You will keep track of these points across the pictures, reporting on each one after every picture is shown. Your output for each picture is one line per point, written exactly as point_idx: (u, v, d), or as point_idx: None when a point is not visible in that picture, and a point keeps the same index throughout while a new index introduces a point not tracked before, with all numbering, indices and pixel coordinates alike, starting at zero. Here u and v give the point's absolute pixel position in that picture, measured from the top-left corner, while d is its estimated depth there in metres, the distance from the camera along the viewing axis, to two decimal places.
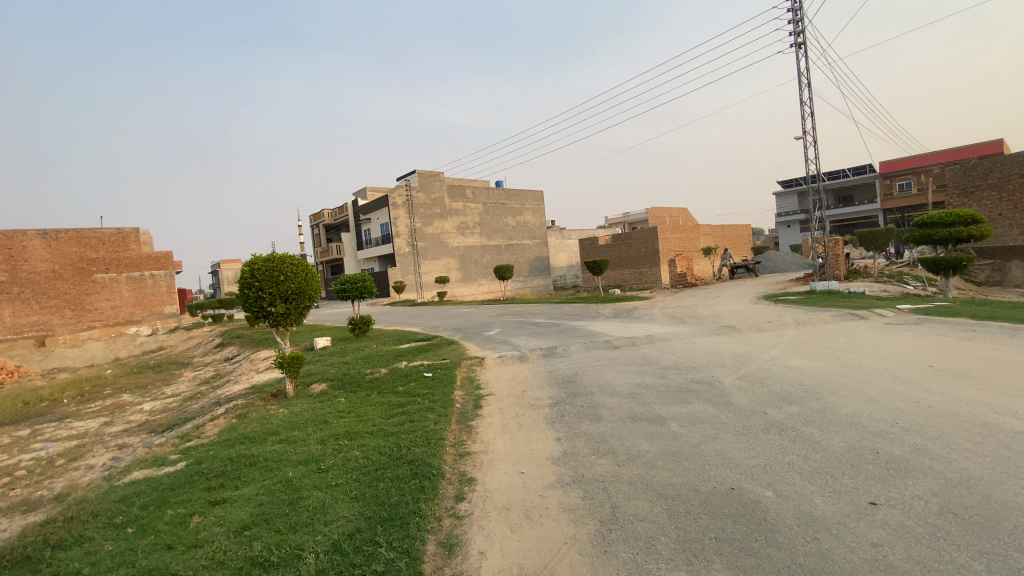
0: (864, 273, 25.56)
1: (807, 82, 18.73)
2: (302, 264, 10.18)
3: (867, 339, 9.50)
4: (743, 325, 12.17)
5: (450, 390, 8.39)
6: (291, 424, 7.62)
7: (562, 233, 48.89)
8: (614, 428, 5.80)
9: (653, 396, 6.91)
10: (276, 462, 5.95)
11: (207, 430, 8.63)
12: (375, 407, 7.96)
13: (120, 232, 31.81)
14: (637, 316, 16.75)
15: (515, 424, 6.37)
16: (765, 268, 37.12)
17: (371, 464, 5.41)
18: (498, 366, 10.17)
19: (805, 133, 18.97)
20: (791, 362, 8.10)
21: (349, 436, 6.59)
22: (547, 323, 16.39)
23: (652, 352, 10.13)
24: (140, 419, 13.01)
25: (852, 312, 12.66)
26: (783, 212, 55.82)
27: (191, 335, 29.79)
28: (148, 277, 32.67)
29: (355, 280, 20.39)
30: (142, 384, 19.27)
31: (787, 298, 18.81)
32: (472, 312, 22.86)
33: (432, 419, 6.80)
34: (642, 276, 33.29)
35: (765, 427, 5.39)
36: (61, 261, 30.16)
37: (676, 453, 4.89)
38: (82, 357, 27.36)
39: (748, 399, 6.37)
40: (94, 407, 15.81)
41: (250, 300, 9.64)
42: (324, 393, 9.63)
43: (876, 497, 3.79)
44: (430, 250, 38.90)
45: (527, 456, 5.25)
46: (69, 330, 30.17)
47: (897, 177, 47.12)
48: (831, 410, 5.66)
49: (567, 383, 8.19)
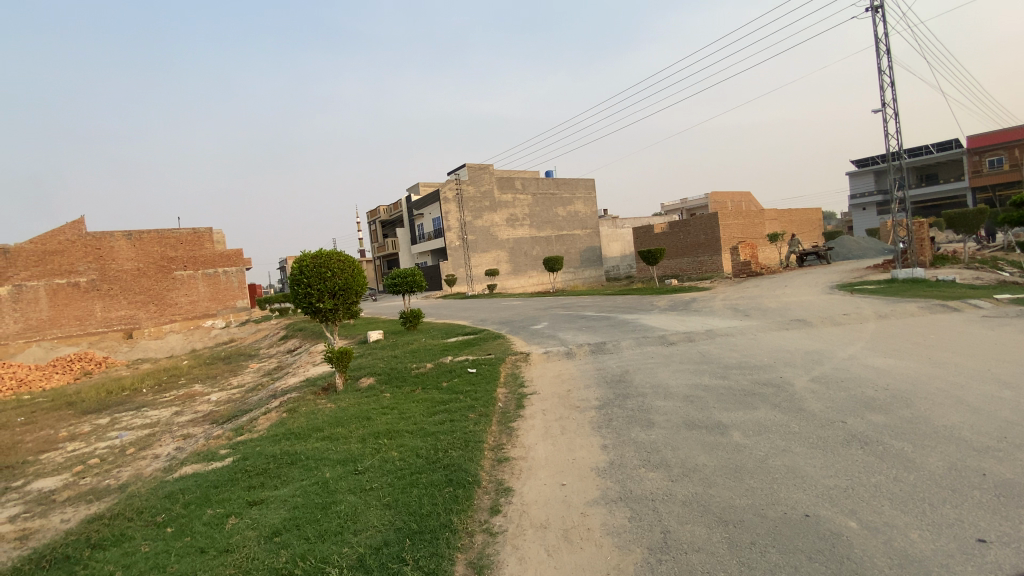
0: (954, 258, 23.04)
1: (887, 48, 16.92)
2: (349, 260, 10.16)
3: (965, 335, 8.30)
4: (813, 319, 11.11)
5: (494, 388, 8.08)
6: (336, 419, 7.61)
7: (615, 222, 47.58)
8: (668, 436, 5.28)
9: (711, 400, 6.30)
10: (316, 461, 5.86)
11: (260, 423, 8.82)
12: (418, 404, 7.79)
13: (195, 231, 33.89)
14: (694, 308, 15.83)
15: (558, 427, 5.98)
16: (837, 255, 34.42)
17: (406, 467, 5.18)
18: (544, 363, 9.77)
19: (883, 107, 17.21)
20: (873, 362, 7.17)
21: (389, 435, 6.42)
22: (598, 316, 15.79)
23: (711, 349, 9.37)
24: (206, 409, 13.71)
25: (943, 303, 11.25)
26: (857, 194, 51.70)
27: (259, 328, 31.43)
28: (220, 274, 34.71)
29: (405, 274, 20.58)
30: (212, 374, 20.46)
31: (863, 287, 17.18)
32: (522, 305, 22.53)
33: (473, 419, 6.51)
34: (700, 265, 31.78)
35: (846, 440, 4.68)
36: (145, 259, 32.58)
37: (738, 469, 4.33)
38: (163, 349, 29.51)
39: (825, 405, 5.63)
40: (169, 396, 16.90)
41: (300, 296, 9.75)
42: (371, 388, 9.62)
43: (987, 531, 3.05)
44: (480, 243, 39.00)
45: (569, 465, 4.85)
46: (153, 323, 32.63)
47: (988, 152, 42.34)
48: (926, 420, 4.85)
49: (617, 383, 7.69)
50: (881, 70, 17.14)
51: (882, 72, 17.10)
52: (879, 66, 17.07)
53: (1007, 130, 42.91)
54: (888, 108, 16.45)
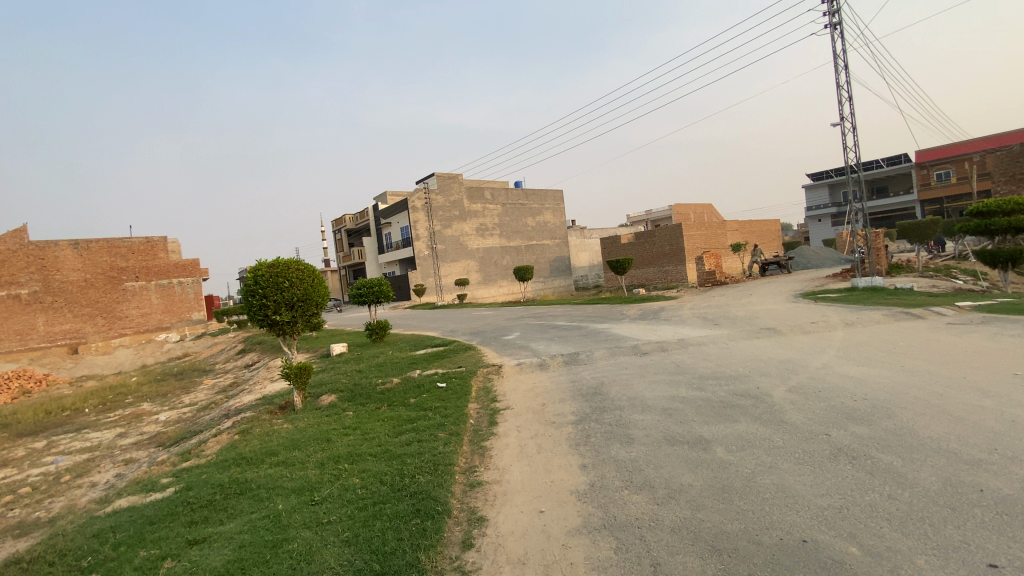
0: (908, 267, 23.99)
1: (844, 64, 17.57)
2: (309, 269, 9.62)
3: (932, 342, 8.43)
4: (783, 327, 11.17)
5: (465, 403, 7.67)
6: (293, 442, 7.03)
7: (583, 233, 47.90)
8: (649, 453, 5.01)
9: (690, 413, 6.08)
10: (269, 491, 5.31)
11: (209, 447, 8.12)
12: (383, 423, 7.30)
13: (148, 241, 32.17)
14: (665, 318, 15.84)
15: (534, 446, 5.63)
16: (797, 264, 35.51)
17: (369, 496, 4.72)
18: (517, 375, 9.41)
19: (841, 121, 17.89)
20: (848, 371, 7.12)
21: (351, 459, 5.92)
22: (569, 325, 15.57)
23: (686, 359, 9.22)
24: (154, 430, 12.70)
25: (905, 311, 11.51)
26: (813, 206, 53.78)
27: (215, 342, 29.94)
28: (175, 285, 32.97)
29: (371, 284, 19.91)
30: (162, 392, 19.19)
31: (826, 296, 17.57)
32: (493, 315, 22.15)
33: (443, 438, 6.11)
34: (666, 275, 32.21)
35: (833, 454, 4.51)
36: (92, 270, 30.67)
37: (726, 488, 4.09)
38: (111, 365, 27.68)
39: (806, 417, 5.48)
40: (113, 416, 15.67)
41: (254, 308, 9.12)
42: (333, 406, 9.05)
43: (996, 556, 2.86)
44: (449, 252, 38.52)
45: (547, 489, 4.50)
46: (100, 337, 30.66)
47: (934, 167, 44.76)
48: (910, 432, 4.75)
49: (592, 396, 7.41)
50: (839, 86, 17.83)
51: (840, 88, 17.78)
52: (837, 82, 17.75)
53: (952, 145, 45.56)
54: (847, 121, 17.02)
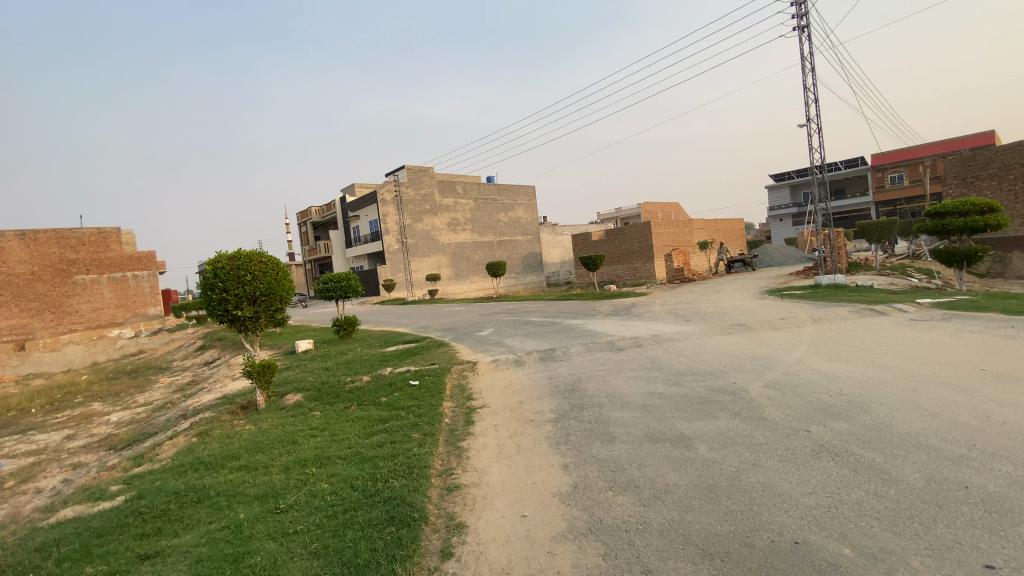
0: (867, 266, 24.92)
1: (811, 67, 18.00)
2: (272, 261, 9.15)
3: (898, 337, 8.65)
4: (754, 323, 11.31)
5: (439, 402, 7.42)
6: (255, 445, 6.63)
7: (555, 229, 47.94)
8: (632, 452, 4.89)
9: (669, 409, 6.01)
10: (229, 499, 4.95)
11: (164, 450, 7.61)
12: (353, 424, 6.97)
13: (100, 231, 30.44)
14: (637, 313, 15.92)
15: (513, 446, 5.43)
16: (762, 262, 36.49)
17: (340, 503, 4.44)
18: (493, 372, 9.21)
19: (807, 123, 18.37)
20: (821, 366, 7.22)
21: (319, 462, 5.60)
22: (543, 321, 15.46)
23: (662, 355, 9.21)
24: (105, 431, 11.92)
25: (870, 307, 11.88)
26: (776, 205, 55.39)
27: (174, 338, 28.61)
28: (130, 278, 31.32)
29: (339, 278, 19.30)
30: (115, 391, 18.13)
31: (792, 293, 18.02)
32: (465, 311, 21.87)
33: (417, 439, 5.85)
34: (635, 271, 32.56)
35: (815, 451, 4.49)
36: (39, 262, 28.79)
37: (713, 487, 4.00)
38: (59, 362, 26.09)
39: (785, 413, 5.48)
40: (60, 417, 14.69)
41: (213, 302, 8.60)
42: (299, 406, 8.65)
43: (991, 557, 2.84)
44: (420, 247, 37.92)
45: (528, 491, 4.32)
46: (48, 333, 28.85)
47: (889, 170, 46.70)
48: (888, 428, 4.80)
49: (571, 393, 7.28)
50: (805, 88, 18.28)
51: (806, 89, 18.25)
52: (803, 84, 18.20)
53: (905, 149, 47.60)
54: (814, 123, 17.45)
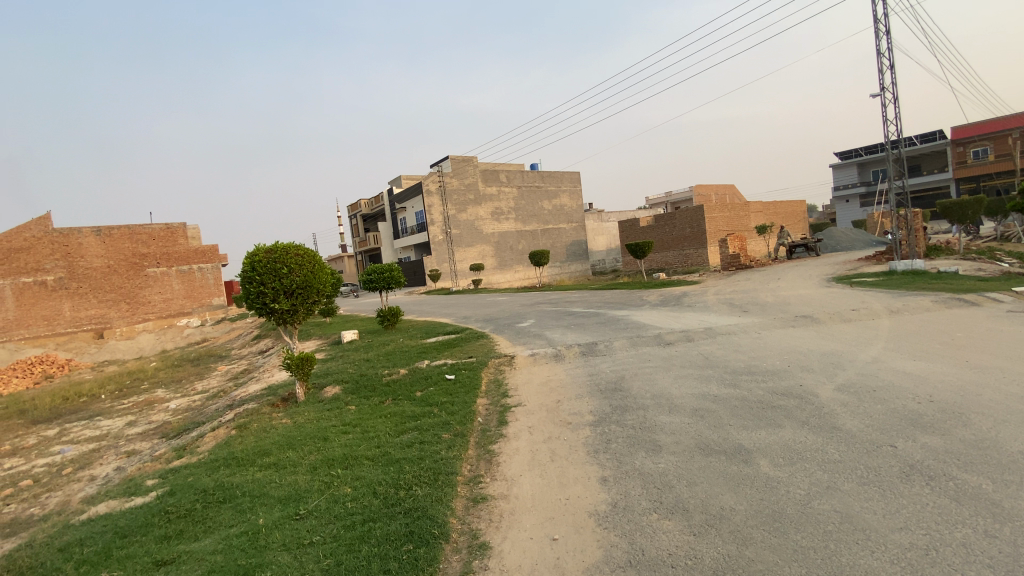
0: (948, 250, 22.55)
1: (886, 30, 16.29)
2: (309, 254, 9.04)
3: (994, 332, 7.52)
4: (820, 315, 10.28)
5: (473, 399, 7.06)
6: (287, 440, 6.52)
7: (600, 216, 46.72)
8: (680, 465, 4.34)
9: (724, 415, 5.39)
10: (253, 500, 4.79)
11: (205, 443, 7.68)
12: (385, 421, 6.72)
13: (168, 227, 32.16)
14: (688, 304, 15.04)
15: (547, 453, 4.99)
16: (826, 247, 34.01)
17: (359, 512, 4.15)
18: (530, 367, 8.77)
19: (881, 92, 16.67)
20: (903, 366, 6.31)
21: (346, 463, 5.37)
22: (587, 312, 14.90)
23: (714, 350, 8.47)
24: (162, 419, 12.46)
25: (957, 297, 10.52)
26: (840, 186, 51.65)
27: (233, 327, 30.00)
28: (196, 270, 33.02)
29: (382, 268, 19.35)
30: (178, 378, 19.09)
31: (863, 280, 16.47)
32: (508, 301, 21.55)
33: (447, 441, 5.50)
34: (686, 258, 31.15)
35: (904, 473, 3.77)
36: (115, 256, 30.80)
37: (777, 515, 3.42)
38: (132, 350, 27.90)
39: (864, 423, 4.74)
40: (126, 403, 15.56)
41: (251, 296, 8.60)
42: (335, 399, 8.55)
43: None
44: (465, 237, 37.94)
45: (561, 508, 3.87)
46: (125, 322, 30.93)
47: (971, 143, 42.48)
48: (996, 446, 3.99)
49: (613, 392, 6.74)
50: (878, 53, 16.59)
51: (880, 55, 16.56)
52: (876, 50, 16.50)
53: (990, 120, 43.12)
54: (889, 92, 15.79)
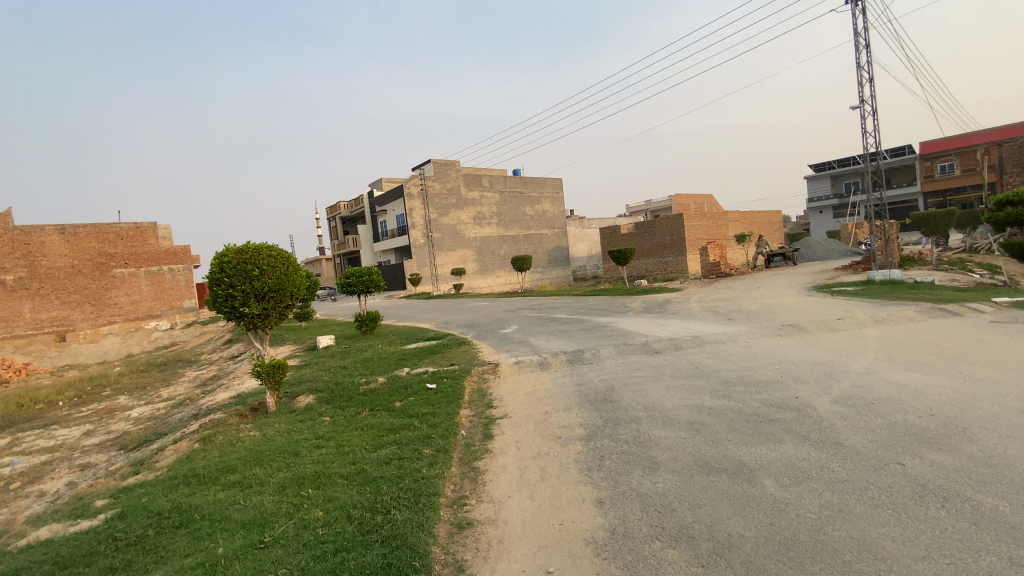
0: (922, 260, 23.03)
1: (865, 44, 16.62)
2: (282, 255, 8.56)
3: (982, 343, 7.48)
4: (807, 324, 10.19)
5: (456, 410, 6.70)
6: (254, 456, 6.04)
7: (582, 222, 46.80)
8: (680, 485, 4.05)
9: (721, 430, 5.12)
10: (213, 526, 4.33)
11: (164, 457, 7.11)
12: (361, 434, 6.31)
13: (137, 226, 30.95)
14: (672, 311, 14.91)
15: (536, 471, 4.65)
16: (803, 256, 34.57)
17: (331, 541, 3.75)
18: (515, 376, 8.43)
19: (860, 105, 16.96)
20: (898, 378, 6.17)
21: (318, 481, 4.96)
22: (571, 319, 14.67)
23: (704, 359, 8.27)
24: (122, 429, 11.70)
25: (939, 307, 10.58)
26: (814, 197, 52.79)
27: (204, 331, 28.93)
28: (166, 272, 31.82)
29: (360, 272, 18.80)
30: (143, 384, 18.16)
31: (842, 289, 16.66)
32: (489, 306, 21.19)
33: (428, 457, 5.11)
34: (666, 266, 31.26)
35: (917, 494, 3.55)
36: (80, 256, 29.43)
37: (789, 543, 3.14)
38: (95, 354, 26.63)
39: (867, 438, 4.54)
40: (86, 411, 14.66)
41: (220, 299, 8.07)
42: (308, 409, 8.07)
43: None
44: (446, 241, 37.45)
45: (554, 536, 3.54)
46: (89, 325, 29.53)
47: (938, 158, 43.92)
48: (1005, 462, 3.82)
49: (603, 404, 6.45)
50: (859, 66, 16.88)
51: (859, 68, 16.85)
52: (857, 62, 16.77)
53: (958, 136, 44.51)
54: (868, 105, 16.05)
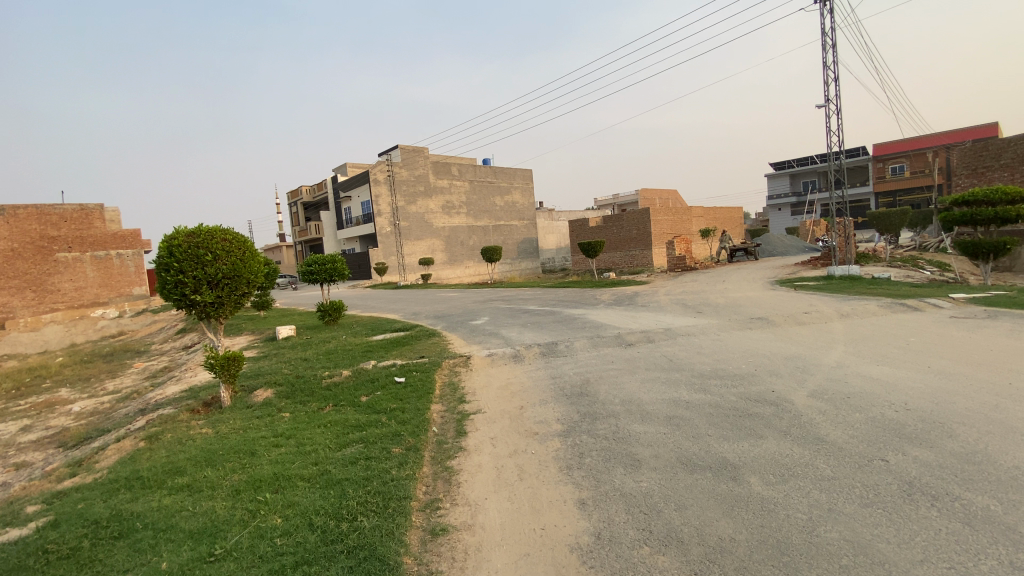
0: (876, 257, 23.94)
1: (832, 44, 16.95)
2: (238, 239, 7.98)
3: (945, 338, 7.69)
4: (775, 317, 10.31)
5: (426, 405, 6.38)
6: (205, 456, 5.56)
7: (551, 214, 46.79)
8: (664, 484, 3.88)
9: (701, 424, 5.00)
10: (156, 538, 3.87)
11: (106, 456, 6.51)
12: (324, 431, 5.91)
13: (82, 208, 28.96)
14: (642, 303, 14.96)
15: (513, 470, 4.40)
16: (764, 251, 35.54)
17: (291, 553, 3.40)
18: (488, 369, 8.17)
19: (826, 103, 17.32)
20: (870, 372, 6.23)
21: (276, 485, 4.57)
22: (542, 310, 14.50)
23: (678, 352, 8.20)
24: (63, 424, 10.83)
25: (900, 302, 10.89)
26: (774, 195, 54.37)
27: (155, 320, 27.40)
28: (114, 256, 29.94)
29: (323, 260, 18.05)
30: (87, 376, 16.97)
31: (804, 284, 17.10)
32: (458, 297, 20.82)
33: (398, 457, 4.80)
34: (633, 259, 31.53)
35: (905, 492, 3.50)
36: (20, 239, 27.24)
37: (783, 547, 3.01)
38: (36, 343, 24.84)
39: (848, 434, 4.49)
40: (22, 404, 13.55)
41: (168, 285, 7.44)
42: (267, 404, 7.59)
43: None
44: (414, 230, 36.68)
45: (537, 543, 3.31)
46: (29, 312, 27.48)
47: (890, 160, 45.93)
48: (985, 459, 3.83)
49: (579, 398, 6.26)
50: (825, 66, 17.21)
51: (826, 68, 17.21)
52: (823, 62, 17.12)
53: (910, 139, 46.59)
54: (834, 104, 16.39)
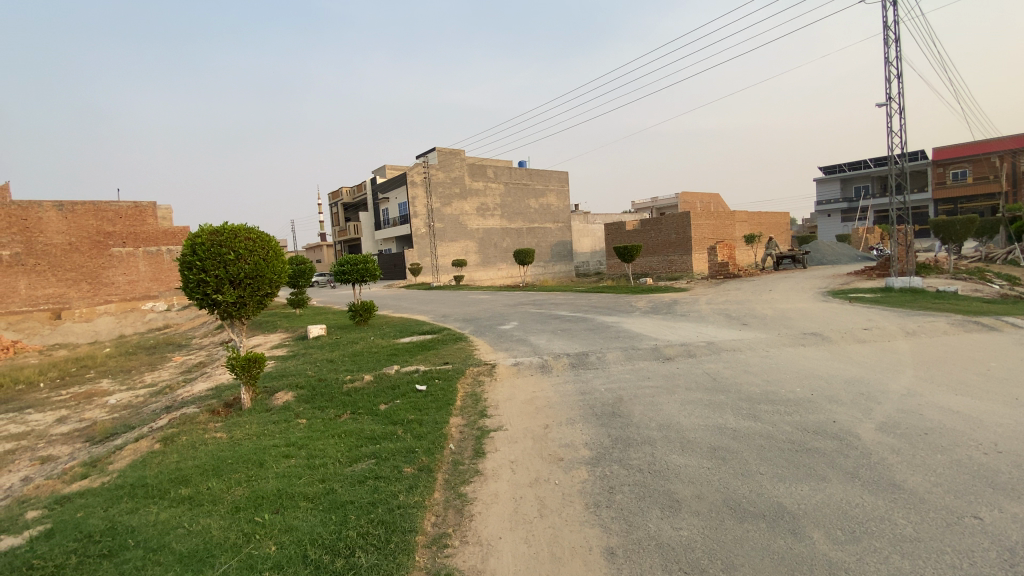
0: (938, 268, 22.14)
1: (895, 37, 15.66)
2: (262, 238, 7.82)
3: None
4: (830, 333, 9.42)
5: (444, 418, 5.96)
6: (213, 465, 5.30)
7: (586, 217, 45.96)
8: (709, 534, 3.32)
9: (750, 460, 4.38)
10: (142, 561, 3.56)
11: (121, 457, 6.38)
12: (337, 443, 5.58)
13: (137, 205, 30.21)
14: (680, 312, 14.19)
15: (534, 504, 3.92)
16: (812, 260, 33.72)
17: None
18: (513, 380, 7.70)
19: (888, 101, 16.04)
20: (948, 403, 5.41)
21: (277, 504, 4.22)
22: (574, 316, 13.95)
23: (721, 369, 7.52)
24: (96, 417, 11.00)
25: (972, 320, 9.80)
26: (822, 200, 51.91)
27: (198, 315, 28.26)
28: (164, 252, 31.12)
29: (355, 260, 18.01)
30: (128, 368, 17.46)
31: (860, 296, 15.86)
32: (489, 300, 20.46)
33: (408, 479, 4.39)
34: (671, 264, 30.47)
35: (1012, 564, 2.82)
36: (78, 233, 28.58)
37: None
38: (87, 334, 25.94)
39: (930, 481, 3.79)
40: (65, 394, 13.98)
41: (191, 283, 7.32)
42: (285, 409, 7.36)
43: None
44: (448, 231, 36.65)
45: None
46: (85, 304, 28.78)
47: (951, 165, 42.97)
48: None
49: (611, 418, 5.70)
50: (887, 62, 15.94)
51: (888, 64, 15.95)
52: (885, 57, 15.88)
53: (974, 143, 43.44)
54: (896, 102, 15.11)
